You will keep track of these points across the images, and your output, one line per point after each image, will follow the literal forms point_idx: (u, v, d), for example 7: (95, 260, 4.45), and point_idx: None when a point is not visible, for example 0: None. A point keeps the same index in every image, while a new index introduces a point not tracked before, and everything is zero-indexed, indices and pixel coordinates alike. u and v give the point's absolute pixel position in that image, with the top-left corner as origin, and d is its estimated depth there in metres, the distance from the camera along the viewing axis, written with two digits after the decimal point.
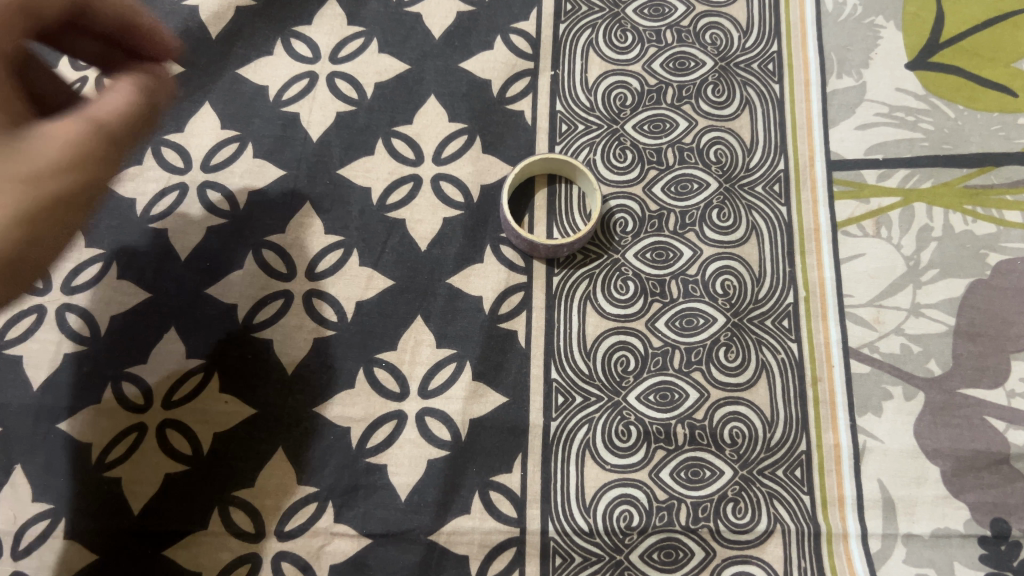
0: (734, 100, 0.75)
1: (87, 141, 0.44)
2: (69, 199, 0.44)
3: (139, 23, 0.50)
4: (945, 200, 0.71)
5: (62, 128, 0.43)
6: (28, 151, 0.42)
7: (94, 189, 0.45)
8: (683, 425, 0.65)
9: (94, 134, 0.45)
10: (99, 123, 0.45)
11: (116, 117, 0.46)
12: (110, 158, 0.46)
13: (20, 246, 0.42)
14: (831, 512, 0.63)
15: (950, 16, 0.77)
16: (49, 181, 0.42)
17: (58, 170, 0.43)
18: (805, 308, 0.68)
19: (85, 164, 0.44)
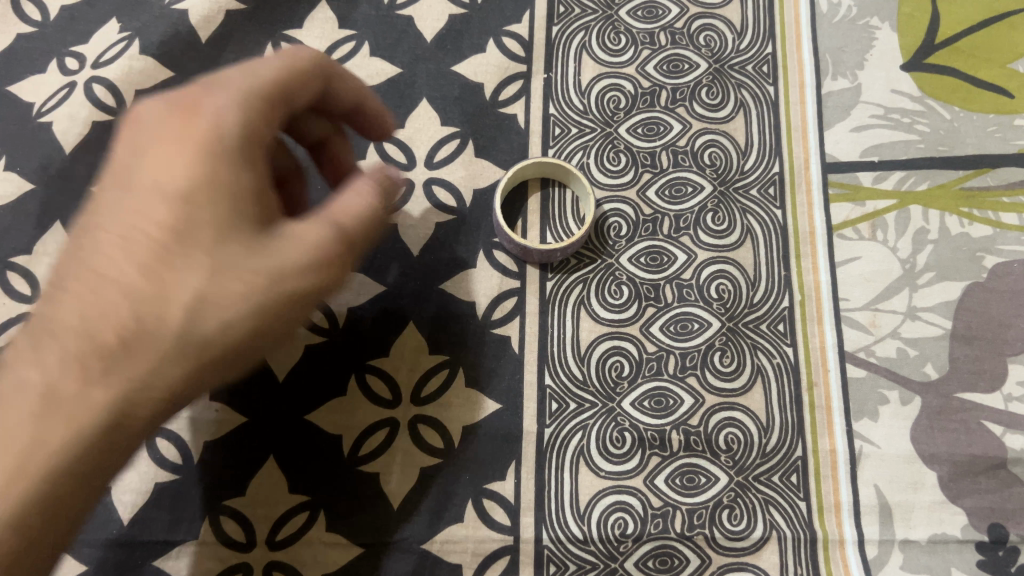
0: (728, 103, 0.74)
1: (343, 231, 0.46)
2: (317, 290, 0.45)
3: (365, 103, 0.57)
4: (941, 202, 0.70)
5: (317, 222, 0.46)
6: (284, 249, 0.44)
7: (342, 277, 0.47)
8: (678, 431, 0.64)
9: (343, 227, 0.46)
10: (347, 216, 0.47)
11: (361, 210, 0.47)
12: (360, 241, 0.48)
13: (259, 332, 0.44)
14: (827, 518, 0.62)
15: (946, 17, 0.76)
16: (301, 277, 0.44)
17: (307, 262, 0.45)
18: (801, 312, 0.68)
19: (338, 254, 0.46)
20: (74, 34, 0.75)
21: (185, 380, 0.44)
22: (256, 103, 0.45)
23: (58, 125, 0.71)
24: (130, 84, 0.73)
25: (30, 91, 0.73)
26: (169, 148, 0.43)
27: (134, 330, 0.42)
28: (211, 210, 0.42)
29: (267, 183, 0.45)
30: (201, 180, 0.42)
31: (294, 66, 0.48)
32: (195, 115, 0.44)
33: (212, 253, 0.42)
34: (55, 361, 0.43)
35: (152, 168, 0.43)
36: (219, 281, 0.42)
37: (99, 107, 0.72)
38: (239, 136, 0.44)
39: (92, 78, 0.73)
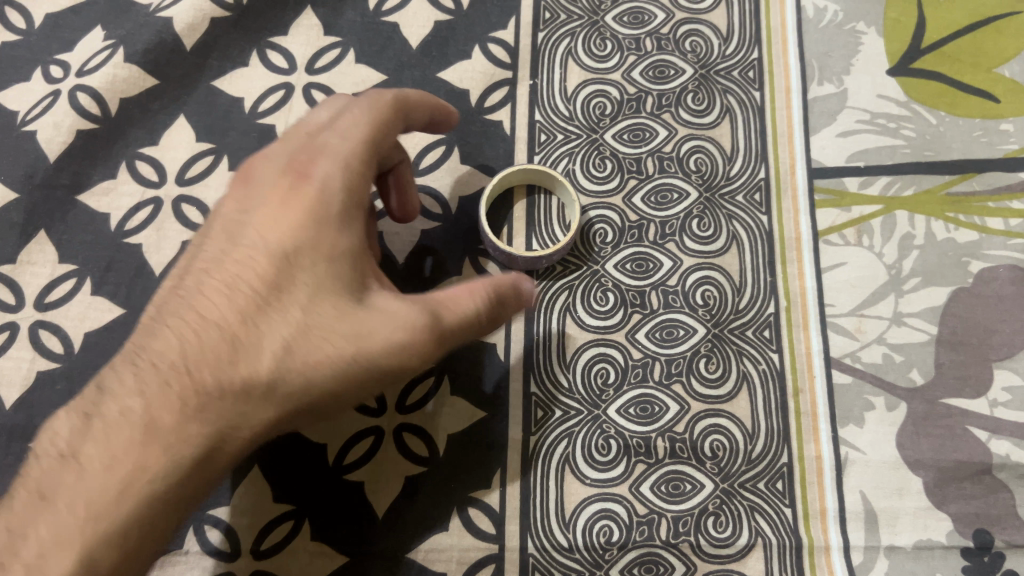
0: (714, 108, 0.74)
1: (440, 313, 0.51)
2: (412, 363, 0.50)
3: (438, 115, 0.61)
4: (927, 207, 0.70)
5: (415, 303, 0.51)
6: (377, 323, 0.49)
7: (437, 356, 0.52)
8: (663, 438, 0.64)
9: (439, 311, 0.51)
10: (448, 305, 0.52)
11: (463, 296, 0.53)
12: (464, 332, 0.53)
13: (345, 386, 0.49)
14: (813, 524, 0.62)
15: (931, 21, 0.76)
16: (393, 354, 0.49)
17: (400, 333, 0.49)
18: (787, 319, 0.68)
19: (435, 334, 0.51)
20: (59, 42, 0.75)
21: (275, 420, 0.48)
22: (360, 175, 0.52)
23: (43, 134, 0.72)
24: (115, 92, 0.73)
25: (15, 100, 0.73)
26: (279, 208, 0.50)
27: (234, 366, 0.47)
28: (313, 267, 0.49)
29: (367, 253, 0.52)
30: (307, 239, 0.49)
31: (381, 122, 0.54)
32: (303, 177, 0.51)
33: (310, 305, 0.48)
34: (155, 388, 0.46)
35: (265, 225, 0.50)
36: (315, 334, 0.48)
37: (83, 115, 0.72)
38: (343, 204, 0.51)
39: (76, 86, 0.73)
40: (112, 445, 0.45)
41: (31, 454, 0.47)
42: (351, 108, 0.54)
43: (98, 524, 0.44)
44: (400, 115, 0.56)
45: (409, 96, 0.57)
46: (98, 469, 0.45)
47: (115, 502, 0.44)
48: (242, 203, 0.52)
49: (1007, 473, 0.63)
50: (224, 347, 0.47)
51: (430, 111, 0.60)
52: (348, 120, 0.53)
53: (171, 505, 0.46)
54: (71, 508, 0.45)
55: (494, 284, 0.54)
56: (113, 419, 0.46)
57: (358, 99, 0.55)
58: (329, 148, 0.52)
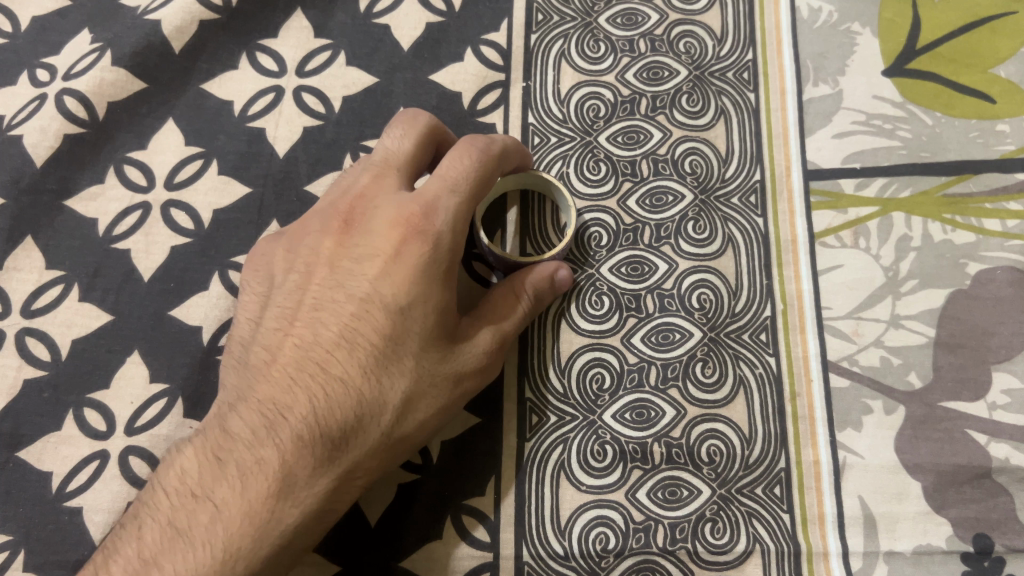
0: (708, 110, 0.74)
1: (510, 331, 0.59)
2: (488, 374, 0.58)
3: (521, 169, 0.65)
4: (924, 209, 0.70)
5: (492, 327, 0.58)
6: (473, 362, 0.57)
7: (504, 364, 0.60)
8: (660, 443, 0.64)
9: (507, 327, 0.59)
10: (511, 317, 0.60)
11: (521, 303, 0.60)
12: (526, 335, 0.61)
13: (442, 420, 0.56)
14: (811, 530, 0.62)
15: (926, 22, 0.76)
16: (477, 382, 0.57)
17: (483, 359, 0.58)
18: (783, 322, 0.67)
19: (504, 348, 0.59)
20: (45, 45, 0.74)
21: (388, 456, 0.54)
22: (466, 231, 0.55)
23: (28, 137, 0.70)
24: (102, 96, 0.72)
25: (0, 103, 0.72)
26: (390, 264, 0.54)
27: (359, 416, 0.52)
28: (423, 322, 0.54)
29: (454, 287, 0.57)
30: (419, 297, 0.54)
31: (485, 172, 0.56)
32: (413, 233, 0.54)
33: (422, 355, 0.54)
34: (287, 440, 0.51)
35: (376, 279, 0.55)
36: (426, 378, 0.54)
37: (70, 119, 0.71)
38: (451, 262, 0.55)
39: (63, 89, 0.72)
40: (249, 491, 0.50)
41: (160, 489, 0.52)
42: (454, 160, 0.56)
43: (235, 563, 0.48)
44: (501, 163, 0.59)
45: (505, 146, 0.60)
46: (237, 514, 0.49)
47: (255, 544, 0.49)
48: (348, 247, 0.57)
49: (1006, 477, 0.62)
50: (348, 398, 0.52)
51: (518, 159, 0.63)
52: (458, 176, 0.56)
53: (304, 541, 0.51)
54: (208, 547, 0.49)
55: (532, 279, 0.61)
56: (248, 468, 0.51)
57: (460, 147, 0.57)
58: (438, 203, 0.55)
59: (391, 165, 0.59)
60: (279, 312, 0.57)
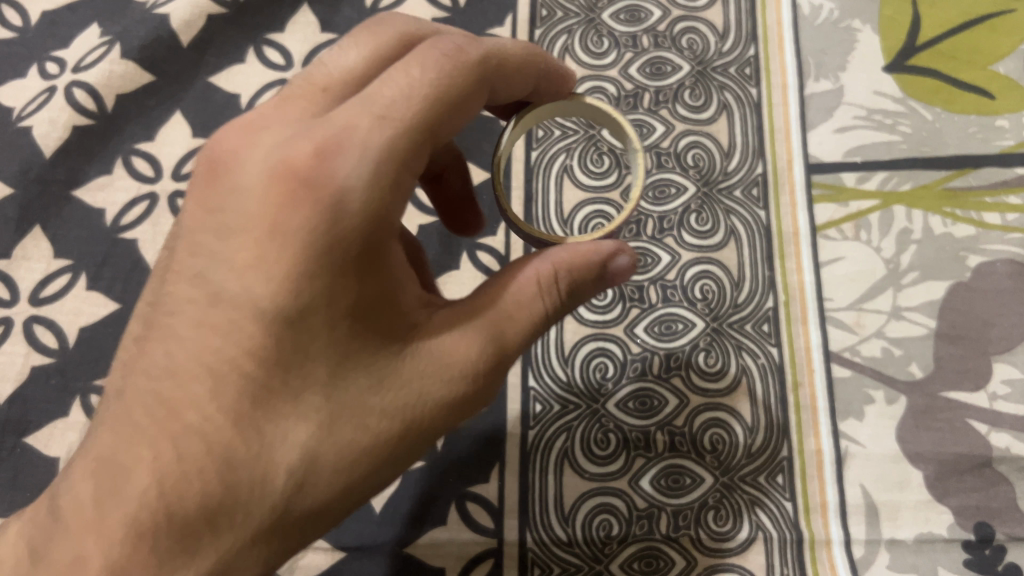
0: (711, 104, 0.74)
1: (490, 342, 0.46)
2: (459, 401, 0.45)
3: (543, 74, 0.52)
4: (925, 202, 0.70)
5: (463, 342, 0.45)
6: (427, 382, 0.44)
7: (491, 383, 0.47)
8: (663, 432, 0.64)
9: (495, 334, 0.46)
10: (501, 326, 0.46)
11: (518, 307, 0.46)
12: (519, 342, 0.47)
13: (388, 463, 0.44)
14: (813, 518, 0.62)
15: (926, 18, 0.76)
16: (443, 409, 0.45)
17: (444, 385, 0.45)
18: (786, 313, 0.67)
19: (486, 368, 0.46)
20: (55, 39, 0.75)
21: (292, 531, 0.43)
22: (403, 185, 0.41)
23: (38, 129, 0.72)
24: (111, 88, 0.73)
25: (12, 96, 0.73)
26: (267, 241, 0.41)
27: (228, 489, 0.41)
28: (326, 338, 0.42)
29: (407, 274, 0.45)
30: (316, 298, 0.41)
31: (423, 94, 0.42)
32: (304, 193, 0.41)
33: (331, 382, 0.42)
34: (121, 530, 0.42)
35: (255, 267, 0.41)
36: (342, 418, 0.43)
37: (79, 111, 0.72)
38: (373, 233, 0.41)
39: (72, 82, 0.73)
40: None
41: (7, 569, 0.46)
42: (387, 84, 0.42)
43: None
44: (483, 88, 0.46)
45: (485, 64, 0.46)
46: None
47: None
48: (220, 206, 0.43)
49: (1007, 466, 0.62)
50: (208, 463, 0.41)
51: (513, 96, 0.51)
52: (387, 105, 0.41)
53: None
54: None
55: (541, 262, 0.47)
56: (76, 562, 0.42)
57: (406, 63, 0.43)
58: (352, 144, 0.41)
59: (317, 86, 0.45)
60: (150, 318, 0.45)
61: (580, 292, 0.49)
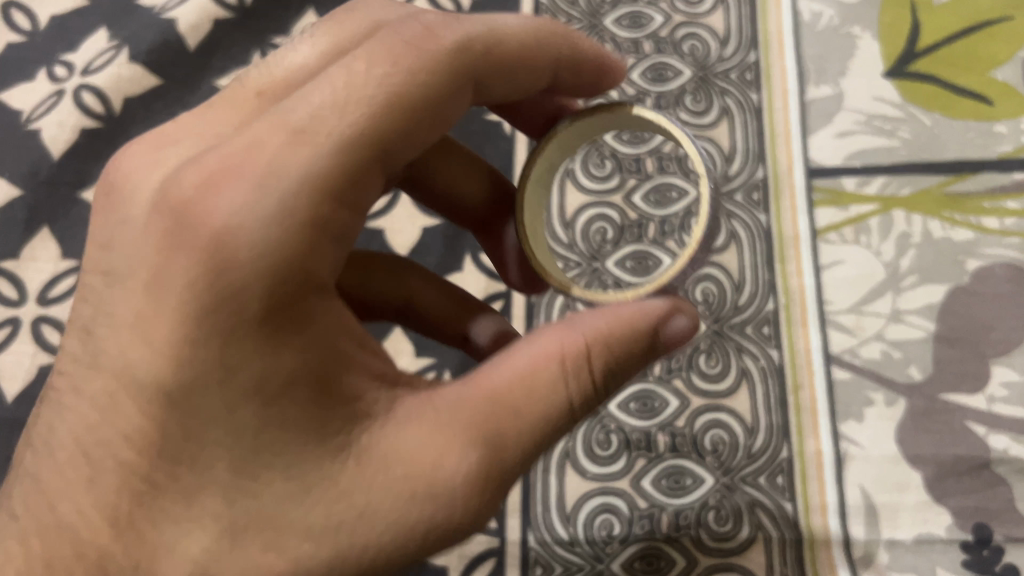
0: (713, 109, 0.75)
1: (470, 446, 0.40)
2: (424, 523, 0.40)
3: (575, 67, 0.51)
4: (924, 207, 0.71)
5: (443, 448, 0.40)
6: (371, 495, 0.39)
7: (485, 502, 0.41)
8: (664, 432, 0.65)
9: (482, 437, 0.40)
10: (488, 428, 0.40)
11: (529, 396, 0.41)
12: (517, 451, 0.41)
13: None
14: (814, 518, 0.62)
15: (926, 25, 0.77)
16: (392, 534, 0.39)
17: (400, 498, 0.39)
18: (786, 316, 0.68)
19: (467, 481, 0.40)
20: (63, 42, 0.76)
21: None
22: (314, 216, 0.38)
23: (47, 131, 0.73)
24: (118, 91, 0.74)
25: (21, 99, 0.74)
26: (152, 288, 0.38)
27: None
28: (226, 421, 0.37)
29: (354, 356, 0.41)
30: (211, 368, 0.37)
31: (342, 109, 0.39)
32: (189, 233, 0.38)
33: (239, 479, 0.38)
34: None
35: (144, 331, 0.38)
36: (259, 529, 0.38)
37: (87, 113, 0.73)
38: (274, 282, 0.37)
39: (80, 85, 0.74)
40: None
41: None
42: (314, 94, 0.39)
43: None
44: (458, 83, 0.44)
45: (445, 65, 0.43)
46: None
47: None
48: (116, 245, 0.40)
49: (1006, 468, 0.63)
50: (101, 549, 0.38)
51: (503, 95, 0.49)
52: (303, 121, 0.38)
53: None
54: None
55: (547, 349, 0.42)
56: None
57: (343, 72, 0.40)
58: (255, 166, 0.37)
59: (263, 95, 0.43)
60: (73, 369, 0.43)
61: (623, 368, 0.44)
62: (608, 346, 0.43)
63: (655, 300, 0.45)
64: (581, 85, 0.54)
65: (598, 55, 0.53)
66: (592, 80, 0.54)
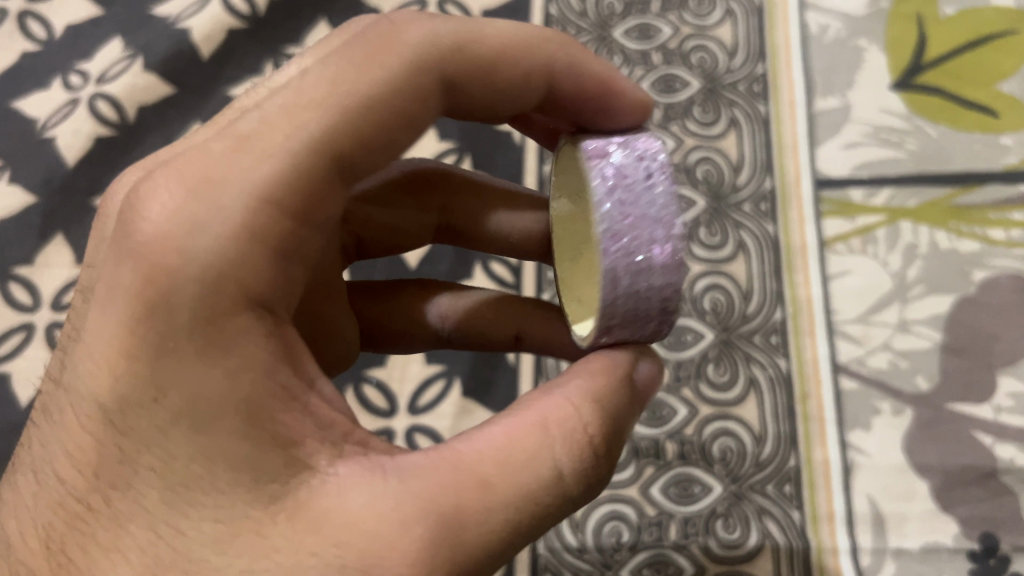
0: (721, 120, 0.76)
1: (437, 518, 0.34)
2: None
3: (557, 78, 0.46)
4: (930, 217, 0.72)
5: (401, 516, 0.33)
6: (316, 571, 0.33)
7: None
8: (673, 441, 0.65)
9: (444, 514, 0.34)
10: (452, 503, 0.34)
11: (512, 463, 0.35)
12: (485, 536, 0.34)
13: None
14: (821, 527, 0.63)
15: (932, 38, 0.78)
16: None
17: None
18: (794, 325, 0.68)
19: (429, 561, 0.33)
20: (78, 50, 0.77)
21: None
22: (259, 229, 0.34)
23: (61, 139, 0.73)
24: (132, 99, 0.74)
25: (36, 107, 0.75)
26: (90, 305, 0.34)
27: None
28: (154, 455, 0.33)
29: (296, 402, 0.35)
30: (145, 384, 0.33)
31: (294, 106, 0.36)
32: (125, 239, 0.34)
33: (167, 515, 0.33)
34: None
35: (92, 348, 0.34)
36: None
37: (101, 122, 0.74)
38: (212, 294, 0.33)
39: (95, 94, 0.75)
40: None
41: None
42: (274, 101, 0.36)
43: None
44: (428, 92, 0.40)
45: (411, 73, 0.39)
46: None
47: None
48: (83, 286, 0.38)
49: (1012, 477, 0.63)
50: None
51: (486, 92, 0.44)
52: (254, 124, 0.35)
53: None
54: None
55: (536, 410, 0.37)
56: None
57: (308, 80, 0.37)
58: (207, 170, 0.34)
59: None
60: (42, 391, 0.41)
61: (616, 432, 0.39)
62: (596, 410, 0.38)
63: (620, 346, 0.44)
64: (579, 106, 0.48)
65: (597, 74, 0.47)
66: (595, 108, 0.47)
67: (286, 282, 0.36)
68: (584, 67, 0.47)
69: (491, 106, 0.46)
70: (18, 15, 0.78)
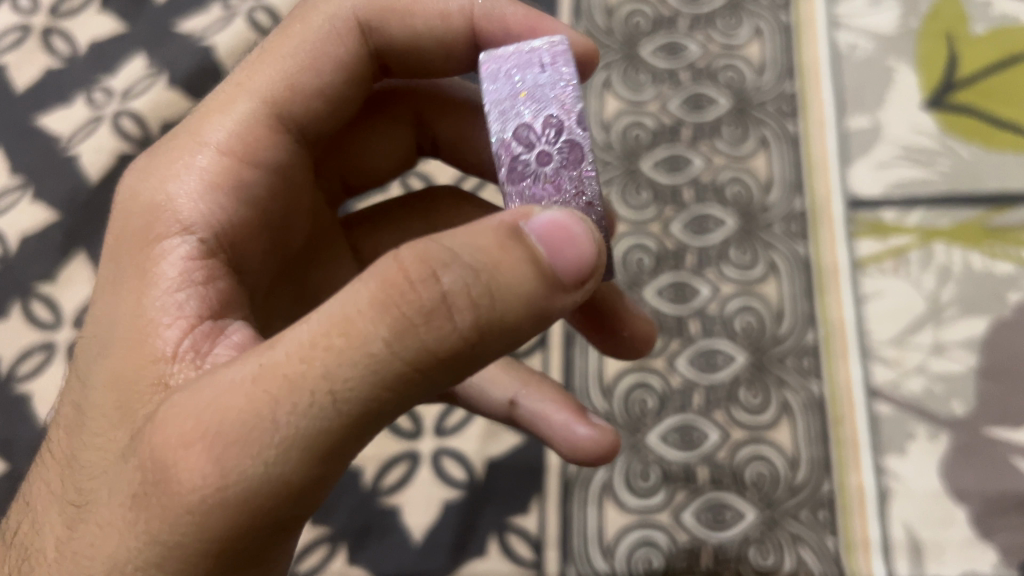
0: (751, 140, 0.75)
1: (213, 398, 0.34)
2: (155, 498, 0.34)
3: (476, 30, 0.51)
4: (963, 239, 0.70)
5: (183, 409, 0.34)
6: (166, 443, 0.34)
7: (206, 482, 0.33)
8: (705, 465, 0.64)
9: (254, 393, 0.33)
10: (256, 390, 0.33)
11: (345, 337, 0.33)
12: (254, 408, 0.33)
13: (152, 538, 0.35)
14: (856, 555, 0.61)
15: (964, 57, 0.77)
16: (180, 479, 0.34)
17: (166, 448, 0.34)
18: (827, 347, 0.67)
19: (195, 441, 0.33)
20: (102, 66, 0.77)
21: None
22: (199, 169, 0.45)
23: (83, 157, 0.73)
24: (156, 115, 0.74)
25: (58, 122, 0.75)
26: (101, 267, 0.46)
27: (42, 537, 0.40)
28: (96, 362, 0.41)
29: (195, 321, 0.41)
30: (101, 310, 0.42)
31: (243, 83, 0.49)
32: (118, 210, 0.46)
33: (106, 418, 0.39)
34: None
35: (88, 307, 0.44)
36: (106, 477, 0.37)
37: (124, 138, 0.73)
38: (152, 221, 0.43)
39: (118, 111, 0.75)
40: None
41: None
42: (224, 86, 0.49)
43: None
44: (344, 60, 0.50)
45: (322, 37, 0.49)
46: None
47: None
48: None
49: None
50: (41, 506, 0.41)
51: (407, 35, 0.51)
52: (208, 105, 0.48)
53: None
54: None
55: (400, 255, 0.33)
56: None
57: (246, 70, 0.49)
58: (165, 150, 0.47)
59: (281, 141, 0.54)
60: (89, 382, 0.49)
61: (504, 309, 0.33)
62: (462, 274, 0.33)
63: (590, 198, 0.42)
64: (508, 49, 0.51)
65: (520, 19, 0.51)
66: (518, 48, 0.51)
67: (226, 218, 0.45)
68: (505, 10, 0.50)
69: (416, 50, 0.52)
70: (42, 31, 0.78)
